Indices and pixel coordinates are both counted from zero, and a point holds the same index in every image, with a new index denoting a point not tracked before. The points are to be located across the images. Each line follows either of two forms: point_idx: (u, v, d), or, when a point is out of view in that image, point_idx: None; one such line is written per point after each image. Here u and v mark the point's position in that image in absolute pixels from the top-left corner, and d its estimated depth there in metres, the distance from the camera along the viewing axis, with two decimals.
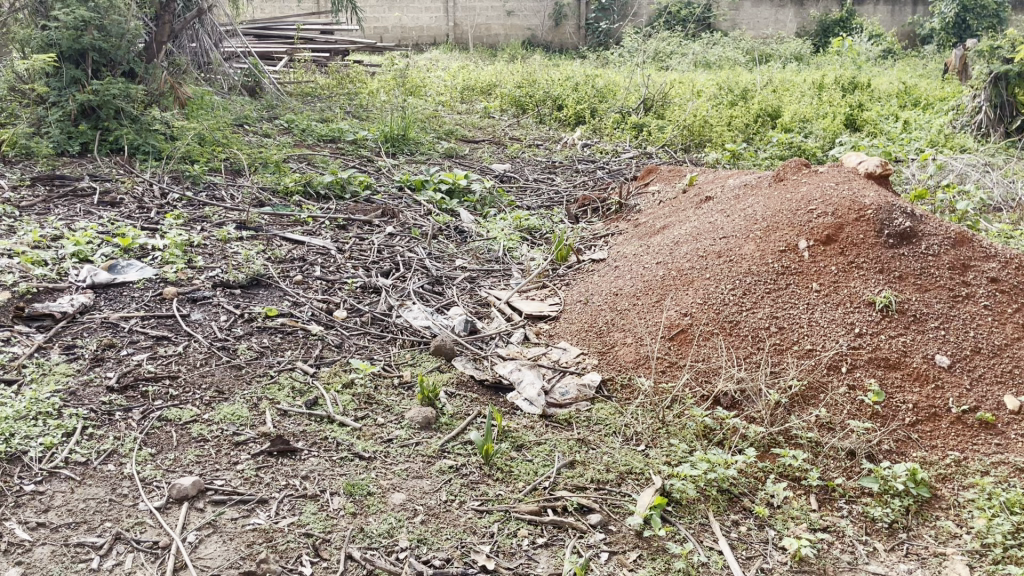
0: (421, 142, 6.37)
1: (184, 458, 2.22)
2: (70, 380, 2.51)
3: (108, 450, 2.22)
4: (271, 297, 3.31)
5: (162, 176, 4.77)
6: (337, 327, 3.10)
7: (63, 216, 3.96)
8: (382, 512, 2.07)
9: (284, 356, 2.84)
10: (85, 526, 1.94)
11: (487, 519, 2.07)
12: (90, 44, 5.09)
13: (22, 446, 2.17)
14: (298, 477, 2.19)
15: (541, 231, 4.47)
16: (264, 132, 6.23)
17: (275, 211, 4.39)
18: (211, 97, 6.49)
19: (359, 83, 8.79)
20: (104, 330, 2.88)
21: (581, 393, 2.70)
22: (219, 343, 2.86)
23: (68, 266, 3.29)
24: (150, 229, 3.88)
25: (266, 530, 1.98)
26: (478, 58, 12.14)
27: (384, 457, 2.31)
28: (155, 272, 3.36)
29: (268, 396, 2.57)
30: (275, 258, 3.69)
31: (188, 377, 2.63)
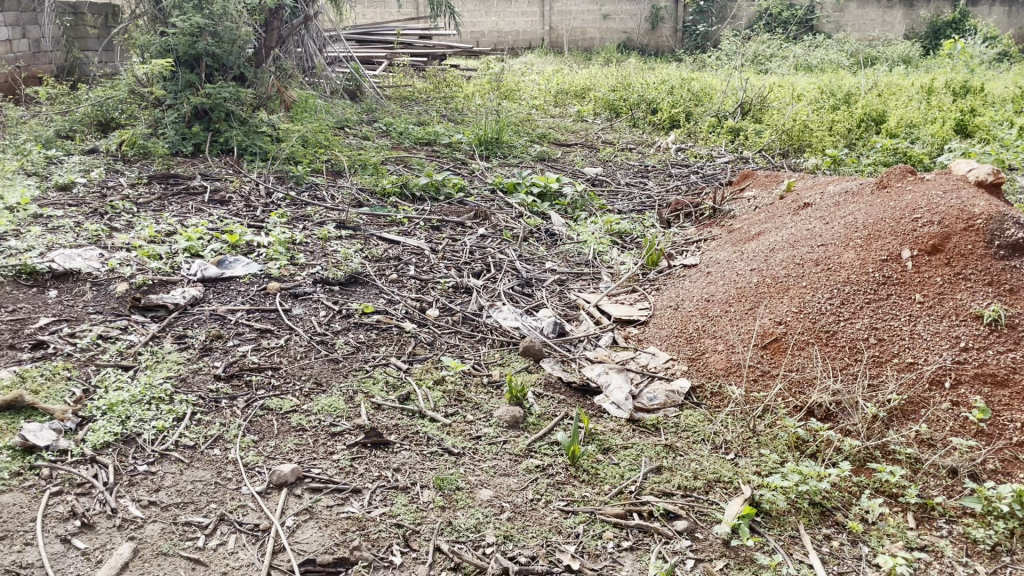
0: (514, 145, 6.44)
1: (283, 446, 2.33)
2: (180, 367, 2.66)
3: (215, 435, 2.35)
4: (366, 295, 3.41)
5: (268, 177, 4.98)
6: (430, 325, 3.18)
7: (176, 213, 4.19)
8: (470, 507, 2.11)
9: (379, 351, 2.93)
10: (192, 506, 2.05)
11: (573, 519, 2.09)
12: (204, 49, 5.38)
13: (137, 428, 2.32)
14: (390, 469, 2.26)
15: (632, 235, 4.46)
16: (364, 134, 6.44)
17: (372, 212, 4.53)
18: (315, 101, 6.75)
19: (456, 87, 8.98)
20: (212, 322, 3.03)
21: (670, 399, 2.69)
22: (318, 337, 2.98)
23: (181, 261, 3.49)
24: (256, 227, 4.07)
25: (359, 518, 2.05)
26: (574, 62, 12.18)
27: (472, 454, 2.35)
28: (261, 268, 3.52)
29: (363, 390, 2.65)
30: (372, 257, 3.81)
31: (289, 369, 2.75)
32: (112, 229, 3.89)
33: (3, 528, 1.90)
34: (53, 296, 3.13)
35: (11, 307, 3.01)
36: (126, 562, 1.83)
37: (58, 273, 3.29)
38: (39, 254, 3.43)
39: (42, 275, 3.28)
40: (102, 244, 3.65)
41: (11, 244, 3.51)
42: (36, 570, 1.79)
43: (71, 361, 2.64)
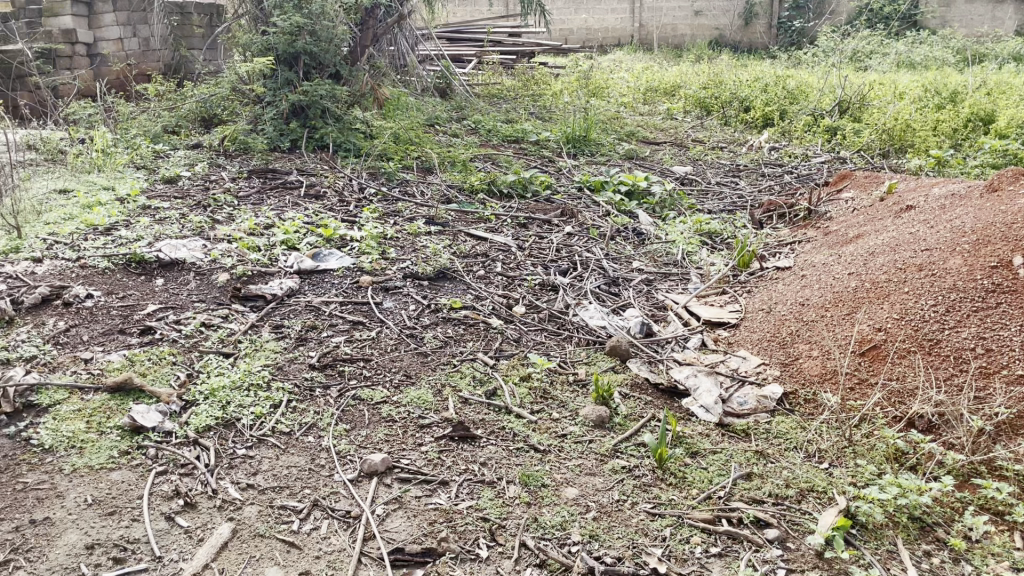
0: (602, 143, 6.41)
1: (374, 436, 2.38)
2: (277, 356, 2.75)
3: (309, 423, 2.42)
4: (454, 290, 3.45)
5: (361, 172, 5.09)
6: (516, 322, 3.19)
7: (275, 206, 4.34)
8: (556, 504, 2.11)
9: (466, 346, 2.96)
10: (287, 490, 2.12)
11: (660, 522, 2.06)
12: (303, 47, 5.55)
13: (237, 413, 2.41)
14: (477, 463, 2.28)
15: (722, 235, 4.38)
16: (453, 131, 6.51)
17: (460, 208, 4.58)
18: (407, 98, 6.87)
19: (545, 84, 8.99)
20: (307, 312, 3.13)
21: (761, 404, 2.63)
22: (407, 331, 3.03)
23: (278, 253, 3.61)
24: (349, 221, 4.17)
25: (446, 510, 2.08)
26: (664, 59, 12.04)
27: (558, 451, 2.35)
28: (354, 262, 3.61)
29: (451, 384, 2.69)
30: (460, 253, 3.86)
31: (380, 361, 2.81)
32: (215, 220, 4.05)
33: (113, 503, 2.00)
34: (160, 284, 3.28)
35: (122, 294, 3.17)
36: (225, 542, 1.91)
37: (164, 262, 3.45)
38: (147, 244, 3.62)
39: (151, 264, 3.45)
40: (205, 235, 3.81)
41: (123, 234, 3.71)
42: (143, 545, 1.88)
43: (177, 346, 2.76)
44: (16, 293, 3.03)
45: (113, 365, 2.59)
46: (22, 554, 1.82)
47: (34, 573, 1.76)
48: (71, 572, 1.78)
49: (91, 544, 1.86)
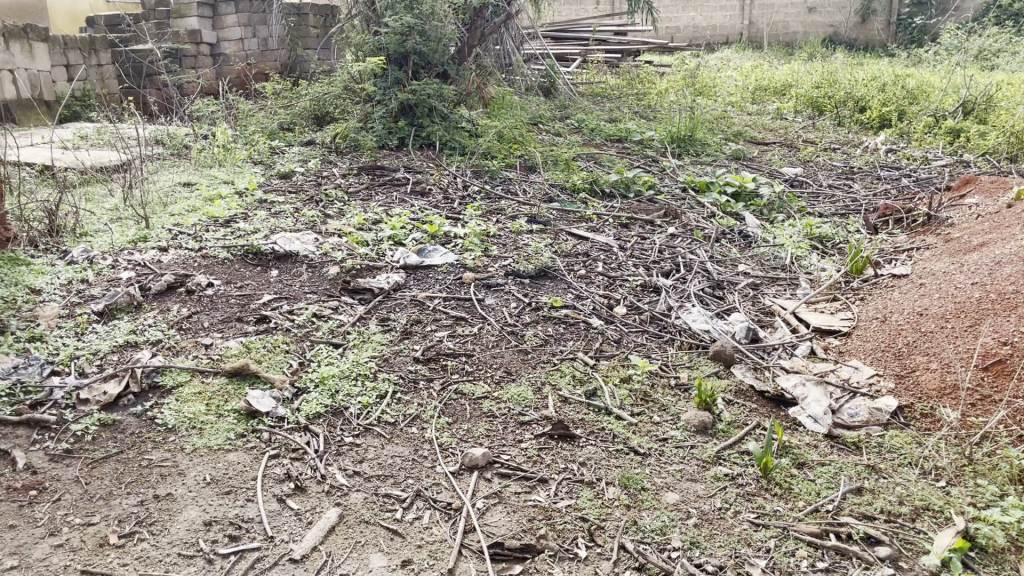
0: (708, 143, 6.29)
1: (475, 431, 2.41)
2: (383, 348, 2.82)
3: (413, 415, 2.48)
4: (555, 289, 3.46)
5: (465, 170, 5.17)
6: (617, 322, 3.17)
7: (382, 202, 4.46)
8: (655, 508, 2.09)
9: (567, 345, 2.96)
10: (392, 479, 2.17)
11: (763, 533, 2.01)
12: (412, 47, 5.69)
13: (344, 402, 2.49)
14: (577, 462, 2.28)
15: (834, 240, 4.23)
16: (557, 130, 6.52)
17: (563, 207, 4.58)
18: (512, 97, 6.93)
19: (649, 83, 8.90)
20: (412, 306, 3.20)
21: (873, 417, 2.53)
22: (508, 328, 3.06)
23: (386, 248, 3.71)
24: (453, 218, 4.24)
25: (546, 508, 2.08)
26: (774, 57, 11.72)
27: (658, 455, 2.32)
28: (457, 258, 3.67)
29: (551, 382, 2.69)
30: (562, 252, 3.86)
31: (482, 357, 2.84)
32: (326, 215, 4.20)
33: (229, 483, 2.10)
34: (275, 275, 3.43)
35: (239, 283, 3.32)
36: (333, 526, 1.97)
37: (279, 254, 3.60)
38: (264, 236, 3.78)
39: (266, 255, 3.60)
40: (317, 229, 3.95)
41: (241, 227, 3.89)
42: (256, 524, 1.97)
43: (290, 335, 2.88)
44: (144, 280, 3.22)
45: (230, 351, 2.72)
46: (146, 526, 1.93)
47: (157, 545, 1.87)
48: (190, 546, 1.87)
49: (210, 521, 1.96)
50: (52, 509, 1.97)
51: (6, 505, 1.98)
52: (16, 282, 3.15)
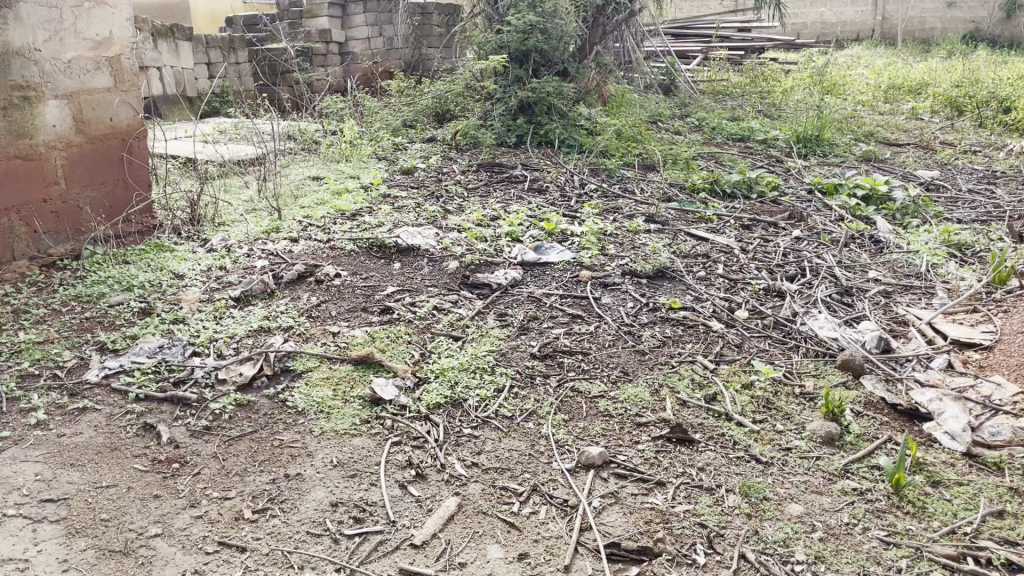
0: (836, 143, 6.05)
1: (591, 429, 2.40)
2: (501, 343, 2.85)
3: (529, 410, 2.49)
4: (674, 290, 3.41)
5: (583, 168, 5.16)
6: (738, 326, 3.09)
7: (500, 199, 4.51)
8: (778, 520, 2.03)
9: (686, 348, 2.91)
10: (509, 473, 2.19)
11: (894, 552, 1.92)
12: (534, 45, 5.75)
13: (463, 394, 2.54)
14: (695, 467, 2.23)
15: (974, 248, 3.98)
16: (677, 129, 6.42)
17: (682, 207, 4.51)
18: (631, 95, 6.86)
19: (774, 80, 8.64)
20: (529, 303, 3.22)
21: (1017, 437, 2.37)
22: (625, 328, 3.03)
23: (503, 244, 3.75)
24: (571, 216, 4.25)
25: (663, 511, 2.05)
26: (908, 55, 11.18)
27: (782, 465, 2.25)
28: (574, 256, 3.67)
29: (669, 384, 2.65)
30: (681, 253, 3.80)
31: (598, 356, 2.83)
32: (446, 210, 4.29)
33: (354, 466, 2.17)
34: (397, 268, 3.52)
35: (364, 275, 3.43)
36: (452, 514, 2.01)
37: (402, 247, 3.70)
38: (387, 230, 3.90)
39: (390, 248, 3.71)
40: (437, 224, 4.04)
41: (366, 220, 4.02)
42: (379, 508, 2.03)
43: (411, 327, 2.95)
44: (277, 269, 3.38)
45: (356, 340, 2.81)
46: (277, 503, 2.02)
47: (287, 522, 1.95)
48: (318, 525, 1.95)
49: (336, 502, 2.03)
50: (192, 482, 2.09)
51: (152, 476, 2.11)
52: (161, 268, 3.38)
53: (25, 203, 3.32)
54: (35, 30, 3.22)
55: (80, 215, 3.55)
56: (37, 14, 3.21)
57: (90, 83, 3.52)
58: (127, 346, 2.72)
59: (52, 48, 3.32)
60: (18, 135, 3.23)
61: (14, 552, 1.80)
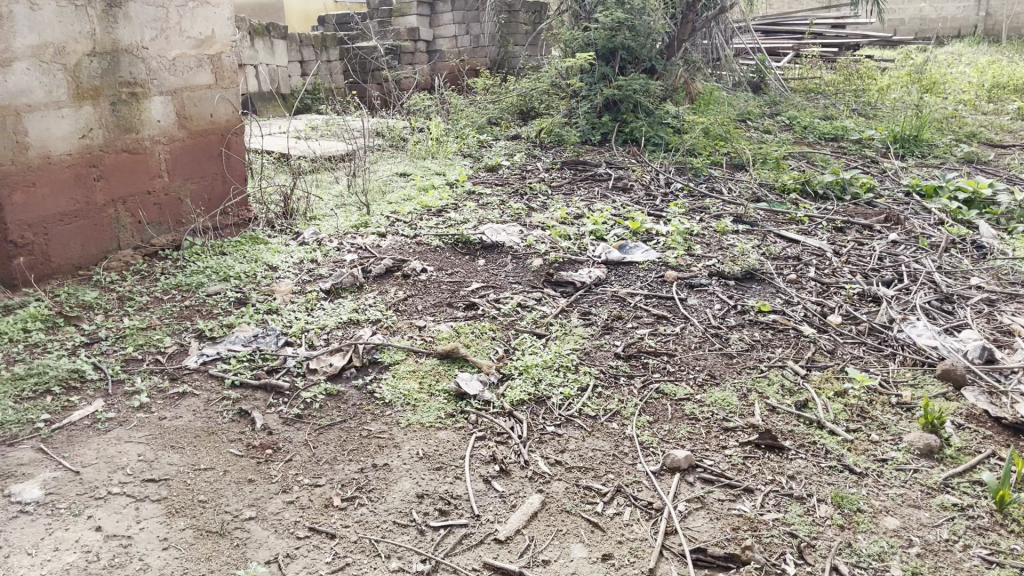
0: (936, 144, 5.80)
1: (677, 432, 2.37)
2: (585, 342, 2.84)
3: (613, 410, 2.47)
4: (763, 293, 3.33)
5: (669, 167, 5.09)
6: (831, 332, 3.00)
7: (585, 197, 4.48)
8: (873, 533, 1.96)
9: (775, 352, 2.84)
10: (593, 472, 2.18)
11: (998, 572, 1.83)
12: (621, 42, 5.71)
13: (547, 392, 2.54)
14: (785, 475, 2.18)
15: None
16: (766, 128, 6.28)
17: (771, 208, 4.40)
18: (719, 93, 6.74)
19: (869, 78, 8.35)
20: (614, 302, 3.19)
21: None
22: (712, 330, 2.98)
23: (588, 243, 3.73)
24: (656, 215, 4.19)
25: (751, 518, 2.01)
26: (1015, 52, 10.66)
27: (877, 476, 2.17)
28: (659, 256, 3.62)
29: (758, 390, 2.59)
30: (770, 254, 3.71)
31: (684, 357, 2.79)
32: (530, 207, 4.29)
33: (439, 459, 2.20)
34: (482, 264, 3.55)
35: (450, 271, 3.46)
36: (535, 512, 2.01)
37: (486, 244, 3.72)
38: (472, 227, 3.93)
39: (475, 245, 3.74)
40: (522, 221, 4.05)
41: (452, 216, 4.06)
42: (464, 502, 2.05)
43: (495, 323, 2.96)
44: (366, 263, 3.45)
45: (442, 335, 2.84)
46: (365, 493, 2.06)
47: (374, 512, 1.99)
48: (404, 516, 1.98)
49: (421, 494, 2.06)
50: (285, 468, 2.16)
51: (247, 460, 2.18)
52: (256, 260, 3.49)
53: (131, 196, 3.47)
54: (143, 29, 3.36)
55: (180, 207, 3.71)
56: (145, 13, 3.36)
57: (193, 80, 3.65)
58: (223, 335, 2.82)
59: (159, 46, 3.46)
60: (125, 129, 3.38)
61: (118, 528, 1.89)
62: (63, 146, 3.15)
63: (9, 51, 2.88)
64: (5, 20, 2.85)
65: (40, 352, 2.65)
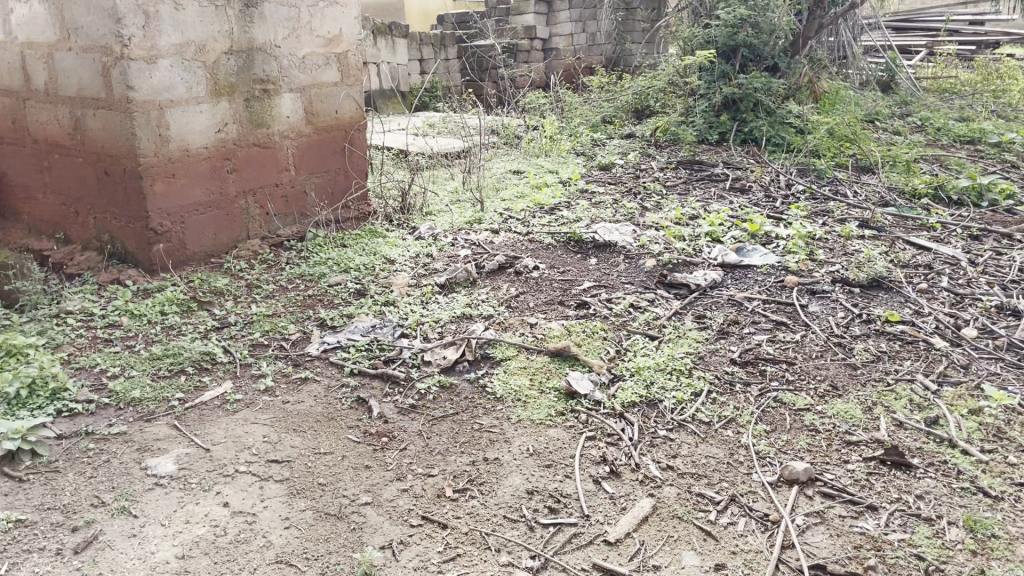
0: None
1: (795, 443, 2.29)
2: (700, 346, 2.79)
3: (728, 417, 2.41)
4: (891, 302, 3.17)
5: (790, 168, 4.93)
6: (965, 346, 2.82)
7: (701, 197, 4.40)
8: (1009, 560, 1.83)
9: (903, 365, 2.70)
10: (706, 479, 2.13)
11: None
12: (744, 40, 5.59)
13: (659, 395, 2.50)
14: (912, 494, 2.07)
15: None
16: (895, 129, 6.00)
17: (899, 213, 4.20)
18: (846, 92, 6.47)
19: (1011, 78, 7.84)
20: (730, 306, 3.11)
21: None
22: (835, 339, 2.86)
23: (703, 244, 3.65)
24: (775, 217, 4.07)
25: (874, 537, 1.92)
26: None
27: (1014, 501, 2.03)
28: (779, 260, 3.51)
29: (883, 403, 2.47)
30: (899, 262, 3.53)
31: (804, 366, 2.69)
32: (645, 207, 4.24)
33: (550, 457, 2.20)
34: (594, 263, 3.53)
35: (562, 268, 3.47)
36: (646, 516, 1.99)
37: (599, 243, 3.70)
38: (585, 225, 3.91)
39: (587, 243, 3.73)
40: (635, 221, 4.01)
41: (565, 215, 4.06)
42: (573, 501, 2.04)
43: (607, 323, 2.94)
44: (480, 259, 3.49)
45: (553, 332, 2.85)
46: (477, 485, 2.09)
47: (485, 505, 2.01)
48: (515, 511, 1.99)
49: (531, 491, 2.07)
50: (400, 456, 2.21)
51: (364, 447, 2.25)
52: (374, 253, 3.58)
53: (260, 188, 3.63)
54: (276, 28, 3.52)
55: (305, 199, 3.86)
56: (279, 13, 3.51)
57: (320, 78, 3.79)
58: (343, 324, 2.91)
59: (290, 45, 3.61)
60: (257, 124, 3.54)
61: (244, 505, 1.98)
62: (201, 140, 3.31)
63: (157, 49, 3.06)
64: (154, 19, 3.03)
65: (176, 334, 2.81)
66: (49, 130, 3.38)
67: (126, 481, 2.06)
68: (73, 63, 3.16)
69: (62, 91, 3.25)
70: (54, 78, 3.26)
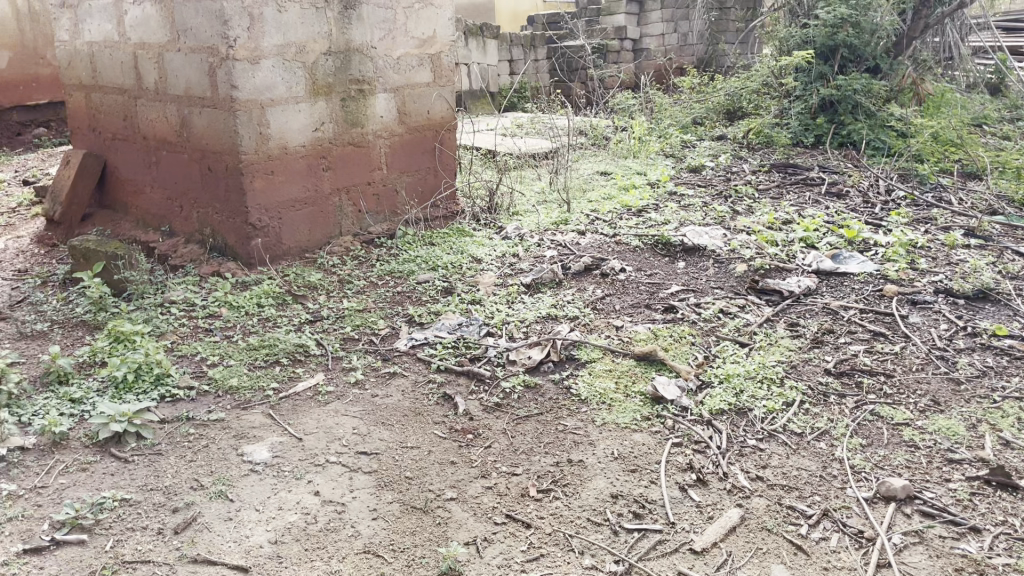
0: None
1: (892, 459, 2.20)
2: (792, 355, 2.71)
3: (821, 429, 2.34)
4: (998, 314, 3.01)
5: (890, 173, 4.74)
6: None
7: (794, 202, 4.29)
8: None
9: (1011, 381, 2.56)
10: (797, 492, 2.07)
11: None
12: (843, 40, 5.44)
13: (749, 403, 2.44)
14: (1019, 518, 1.96)
15: None
16: (1005, 133, 5.70)
17: (1009, 221, 3.99)
18: (952, 94, 6.19)
19: None
20: (825, 315, 3.02)
21: None
22: (937, 352, 2.74)
23: (797, 250, 3.56)
24: (874, 223, 3.92)
25: (977, 560, 1.83)
26: None
27: None
28: (877, 268, 3.38)
29: (989, 421, 2.35)
30: (1007, 272, 3.36)
31: (904, 379, 2.59)
32: (736, 211, 4.16)
33: (635, 462, 2.18)
34: (682, 267, 3.48)
35: (649, 271, 3.43)
36: (734, 526, 1.94)
37: (687, 246, 3.64)
38: (674, 228, 3.87)
39: (675, 246, 3.67)
40: (726, 225, 3.93)
41: (653, 217, 4.01)
42: (659, 507, 2.02)
43: (696, 328, 2.90)
44: (566, 260, 3.48)
45: (640, 336, 2.82)
46: (560, 486, 2.08)
47: (569, 506, 2.01)
48: (599, 514, 1.98)
49: (616, 495, 2.05)
50: (485, 453, 2.23)
51: (450, 443, 2.27)
52: (462, 251, 3.62)
53: (353, 185, 3.71)
54: (373, 29, 3.60)
55: (396, 198, 3.92)
56: (376, 14, 3.59)
57: (414, 78, 3.86)
58: (431, 321, 2.95)
59: (386, 46, 3.69)
60: (353, 123, 3.62)
61: (334, 494, 2.03)
62: (299, 138, 3.41)
63: (260, 49, 3.17)
64: (258, 21, 3.14)
65: (272, 325, 2.91)
66: (158, 127, 3.54)
67: (224, 466, 2.14)
68: (182, 63, 3.30)
69: (170, 90, 3.40)
70: (164, 77, 3.41)
